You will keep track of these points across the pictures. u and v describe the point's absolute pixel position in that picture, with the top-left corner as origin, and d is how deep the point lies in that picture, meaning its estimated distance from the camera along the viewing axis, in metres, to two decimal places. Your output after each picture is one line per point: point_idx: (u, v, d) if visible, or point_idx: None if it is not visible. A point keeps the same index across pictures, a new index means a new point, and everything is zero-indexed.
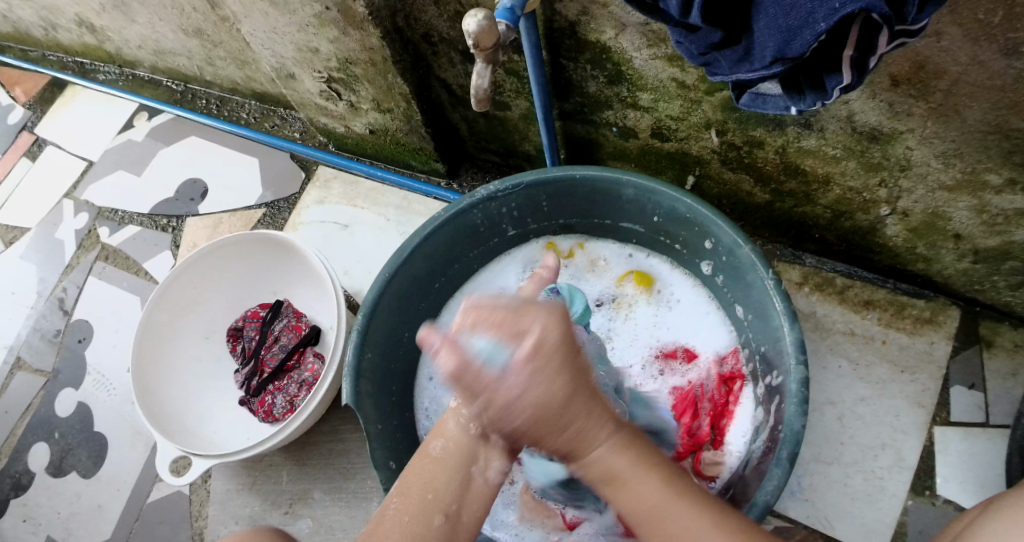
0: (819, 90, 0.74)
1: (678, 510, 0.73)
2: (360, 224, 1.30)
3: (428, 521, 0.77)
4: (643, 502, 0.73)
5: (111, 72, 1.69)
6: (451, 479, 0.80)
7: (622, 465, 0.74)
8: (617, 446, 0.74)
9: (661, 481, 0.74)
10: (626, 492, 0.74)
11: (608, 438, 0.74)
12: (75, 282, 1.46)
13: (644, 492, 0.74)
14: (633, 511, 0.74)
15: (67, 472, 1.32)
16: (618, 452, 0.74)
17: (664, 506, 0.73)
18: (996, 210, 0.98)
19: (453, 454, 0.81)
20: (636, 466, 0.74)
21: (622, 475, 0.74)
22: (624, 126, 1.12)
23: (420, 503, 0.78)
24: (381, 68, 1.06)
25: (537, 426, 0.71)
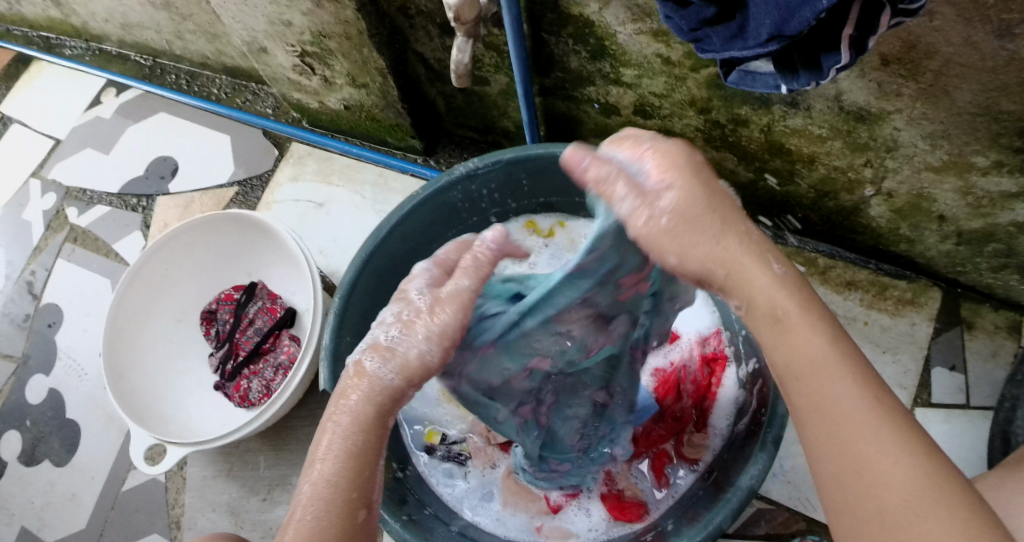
0: (814, 70, 0.71)
1: (829, 372, 0.61)
2: (335, 202, 1.27)
3: (353, 520, 0.65)
4: (818, 399, 0.61)
5: (78, 47, 1.63)
6: (366, 471, 0.66)
7: (785, 304, 0.63)
8: (778, 282, 0.64)
9: (828, 338, 0.62)
10: (785, 347, 0.63)
11: (777, 270, 0.64)
12: (43, 265, 1.42)
13: (801, 343, 0.62)
14: (788, 362, 0.63)
15: (39, 461, 1.29)
16: (782, 290, 0.64)
17: (821, 362, 0.61)
18: (981, 192, 0.96)
19: (368, 441, 0.67)
20: (806, 319, 0.63)
21: (785, 319, 0.63)
22: (606, 103, 1.10)
23: (342, 500, 0.65)
24: (356, 42, 1.02)
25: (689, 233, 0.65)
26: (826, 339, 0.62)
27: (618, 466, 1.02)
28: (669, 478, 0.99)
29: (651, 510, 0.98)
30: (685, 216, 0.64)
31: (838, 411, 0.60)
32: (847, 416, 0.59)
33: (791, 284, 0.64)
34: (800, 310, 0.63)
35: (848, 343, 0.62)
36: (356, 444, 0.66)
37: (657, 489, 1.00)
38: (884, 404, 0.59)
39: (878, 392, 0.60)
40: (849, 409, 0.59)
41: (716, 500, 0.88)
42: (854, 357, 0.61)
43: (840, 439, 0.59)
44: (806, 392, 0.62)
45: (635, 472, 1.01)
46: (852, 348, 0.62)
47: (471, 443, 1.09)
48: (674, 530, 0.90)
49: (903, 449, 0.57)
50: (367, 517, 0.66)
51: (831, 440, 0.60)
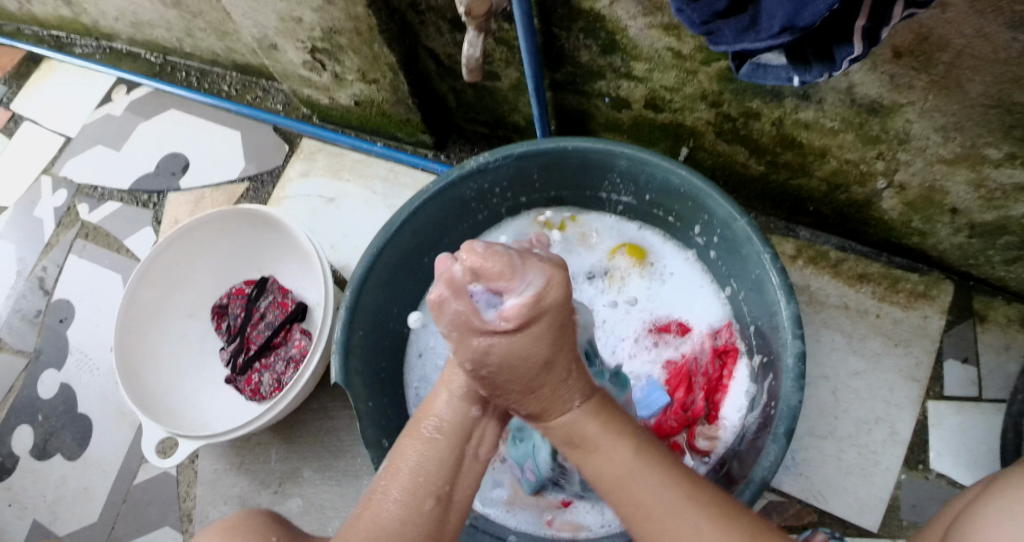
0: (827, 61, 0.71)
1: (647, 482, 0.73)
2: (347, 197, 1.27)
3: (421, 508, 0.72)
4: (618, 478, 0.74)
5: (89, 45, 1.63)
6: (445, 464, 0.75)
7: (593, 429, 0.75)
8: (589, 412, 0.76)
9: (631, 452, 0.75)
10: (594, 459, 0.75)
11: (580, 406, 0.75)
12: (54, 261, 1.43)
13: (603, 462, 0.75)
14: (599, 479, 0.76)
15: (52, 455, 1.30)
16: (590, 416, 0.76)
17: (631, 474, 0.74)
18: (994, 184, 0.96)
19: (447, 434, 0.76)
20: (605, 431, 0.75)
21: (590, 439, 0.75)
22: (617, 97, 1.10)
23: (415, 486, 0.73)
24: (366, 37, 1.02)
25: (509, 383, 0.71)
26: (631, 460, 0.74)
27: None
28: None
29: None
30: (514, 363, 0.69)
31: (641, 500, 0.73)
32: (658, 509, 0.73)
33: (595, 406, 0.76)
34: (599, 428, 0.75)
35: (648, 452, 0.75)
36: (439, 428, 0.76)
37: None
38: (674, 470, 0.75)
39: (672, 476, 0.74)
40: (664, 510, 0.72)
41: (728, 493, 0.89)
42: (653, 462, 0.74)
43: (658, 528, 0.72)
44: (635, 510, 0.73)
45: None
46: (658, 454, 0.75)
47: None
48: None
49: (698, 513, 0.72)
50: (438, 505, 0.73)
51: (650, 530, 0.73)
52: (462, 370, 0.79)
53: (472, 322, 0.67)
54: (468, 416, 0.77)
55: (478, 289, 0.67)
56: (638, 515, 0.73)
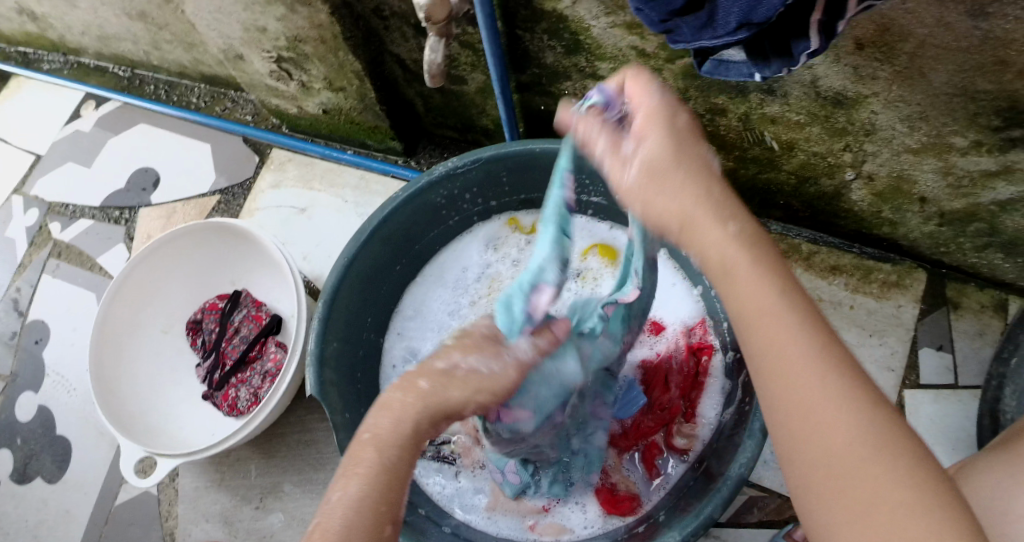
0: (785, 56, 0.72)
1: (785, 321, 0.59)
2: (318, 206, 1.26)
3: (381, 534, 0.62)
4: (752, 305, 0.60)
5: (56, 61, 1.62)
6: (397, 483, 0.65)
7: (747, 270, 0.61)
8: (738, 238, 0.62)
9: (785, 293, 0.60)
10: (734, 290, 0.62)
11: (732, 228, 0.62)
12: (28, 281, 1.41)
13: (749, 291, 0.61)
14: (738, 312, 0.62)
15: (32, 478, 1.28)
16: (736, 243, 0.61)
17: (779, 318, 0.59)
18: (962, 171, 0.97)
19: (398, 456, 0.65)
20: (760, 270, 0.61)
21: (734, 269, 0.61)
22: (583, 97, 1.10)
23: (371, 511, 0.63)
24: (331, 45, 1.02)
25: (654, 179, 0.65)
26: (782, 298, 0.60)
27: (609, 460, 1.02)
28: (659, 469, 0.99)
29: (643, 503, 0.98)
30: (652, 166, 0.65)
31: (770, 335, 0.59)
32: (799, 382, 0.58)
33: (748, 237, 0.62)
34: (754, 265, 0.61)
35: (812, 313, 0.60)
36: (388, 453, 0.65)
37: (648, 481, 0.99)
38: (833, 358, 0.58)
39: (824, 340, 0.59)
40: (807, 369, 0.58)
41: (706, 490, 0.88)
42: (808, 315, 0.59)
43: (792, 382, 0.58)
44: (762, 346, 0.60)
45: (627, 465, 1.01)
46: (821, 324, 0.60)
47: (459, 443, 1.07)
48: (666, 522, 0.90)
49: (836, 384, 0.57)
50: (396, 530, 0.64)
51: (778, 382, 0.59)
52: (413, 392, 0.67)
53: (614, 152, 0.68)
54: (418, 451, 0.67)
55: (618, 108, 0.71)
56: (762, 349, 0.60)
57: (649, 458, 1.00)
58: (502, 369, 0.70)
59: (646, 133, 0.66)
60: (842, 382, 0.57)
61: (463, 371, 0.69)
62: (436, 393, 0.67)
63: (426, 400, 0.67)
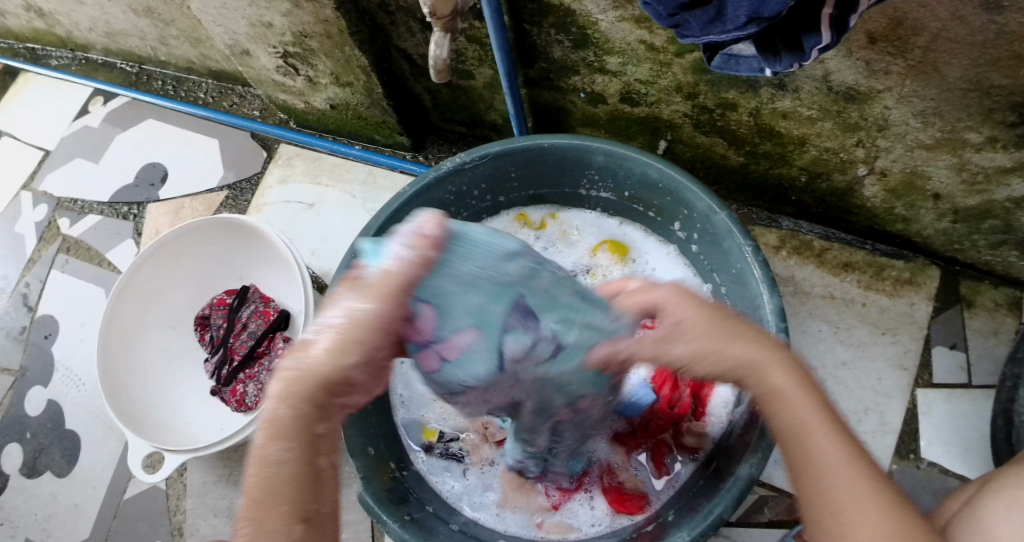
0: (796, 51, 0.70)
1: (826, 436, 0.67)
2: (326, 202, 1.26)
3: (290, 534, 0.60)
4: (801, 425, 0.67)
5: (64, 56, 1.62)
6: (297, 482, 0.60)
7: (791, 387, 0.68)
8: (790, 367, 0.69)
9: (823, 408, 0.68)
10: (786, 415, 0.68)
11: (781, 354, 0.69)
12: (37, 276, 1.41)
13: (801, 409, 0.68)
14: (796, 431, 0.67)
15: (41, 473, 1.29)
16: (789, 371, 0.69)
17: (814, 426, 0.67)
18: (976, 168, 0.95)
19: (295, 453, 0.60)
20: (801, 390, 0.68)
21: (784, 396, 0.68)
22: (592, 92, 1.09)
23: (269, 513, 0.60)
24: (337, 40, 1.01)
25: (707, 345, 0.67)
26: (822, 412, 0.68)
27: (617, 459, 1.01)
28: (668, 468, 1.00)
29: (651, 501, 0.98)
30: (695, 330, 0.68)
31: (816, 451, 0.66)
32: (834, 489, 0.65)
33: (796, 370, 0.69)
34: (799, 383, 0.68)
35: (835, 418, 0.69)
36: (277, 453, 0.60)
37: (657, 479, 1.00)
38: (876, 474, 0.66)
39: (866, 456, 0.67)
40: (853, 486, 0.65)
41: (716, 489, 0.88)
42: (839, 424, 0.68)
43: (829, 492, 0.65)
44: (805, 462, 0.67)
45: (635, 463, 1.01)
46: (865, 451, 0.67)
47: (468, 440, 1.07)
48: (676, 522, 0.89)
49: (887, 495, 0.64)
50: (309, 528, 0.61)
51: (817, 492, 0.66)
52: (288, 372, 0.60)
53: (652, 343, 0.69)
54: (310, 428, 0.61)
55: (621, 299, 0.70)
56: (811, 466, 0.67)
57: (659, 456, 1.00)
58: (358, 300, 0.58)
59: (678, 312, 0.68)
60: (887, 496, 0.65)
61: (324, 327, 0.59)
62: (300, 365, 0.59)
63: (298, 377, 0.59)
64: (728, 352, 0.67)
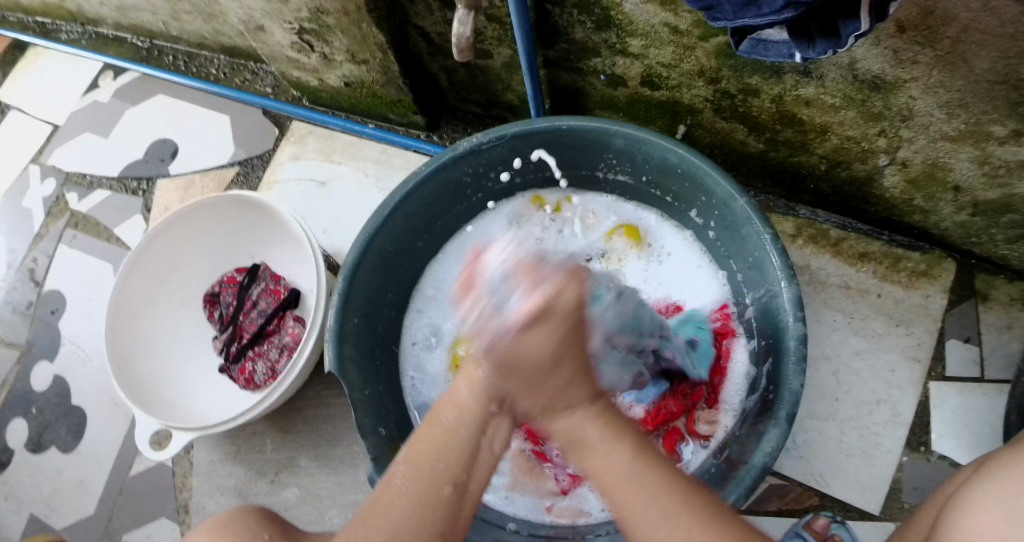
0: (832, 37, 0.68)
1: (641, 487, 0.69)
2: (338, 180, 1.25)
3: (438, 494, 0.71)
4: (609, 478, 0.70)
5: (74, 31, 1.60)
6: (453, 452, 0.73)
7: (598, 451, 0.71)
8: (592, 416, 0.71)
9: (633, 454, 0.71)
10: (593, 463, 0.71)
11: (586, 406, 0.71)
12: (44, 251, 1.41)
13: (605, 460, 0.71)
14: (593, 466, 0.71)
15: (47, 449, 1.28)
16: (593, 420, 0.71)
17: (629, 475, 0.70)
18: (999, 161, 0.94)
19: (463, 423, 0.73)
20: (608, 438, 0.71)
21: (589, 445, 0.71)
22: (612, 74, 1.07)
23: (427, 476, 0.71)
24: (355, 17, 1.00)
25: (521, 369, 0.68)
26: (631, 463, 0.70)
27: None
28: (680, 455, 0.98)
29: None
30: (515, 358, 0.68)
31: (627, 499, 0.69)
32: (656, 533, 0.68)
33: (598, 412, 0.72)
34: (604, 432, 0.71)
35: (646, 456, 0.71)
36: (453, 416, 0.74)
37: None
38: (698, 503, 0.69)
39: (655, 461, 0.71)
40: (637, 490, 0.69)
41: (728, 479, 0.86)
42: (654, 461, 0.71)
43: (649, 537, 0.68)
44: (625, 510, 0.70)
45: None
46: (665, 480, 0.70)
47: None
48: None
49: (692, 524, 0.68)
50: (454, 492, 0.72)
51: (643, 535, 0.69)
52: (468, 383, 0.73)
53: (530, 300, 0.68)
54: (485, 411, 0.73)
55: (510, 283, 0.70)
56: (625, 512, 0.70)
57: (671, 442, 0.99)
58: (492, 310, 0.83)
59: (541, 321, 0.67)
60: (670, 495, 0.69)
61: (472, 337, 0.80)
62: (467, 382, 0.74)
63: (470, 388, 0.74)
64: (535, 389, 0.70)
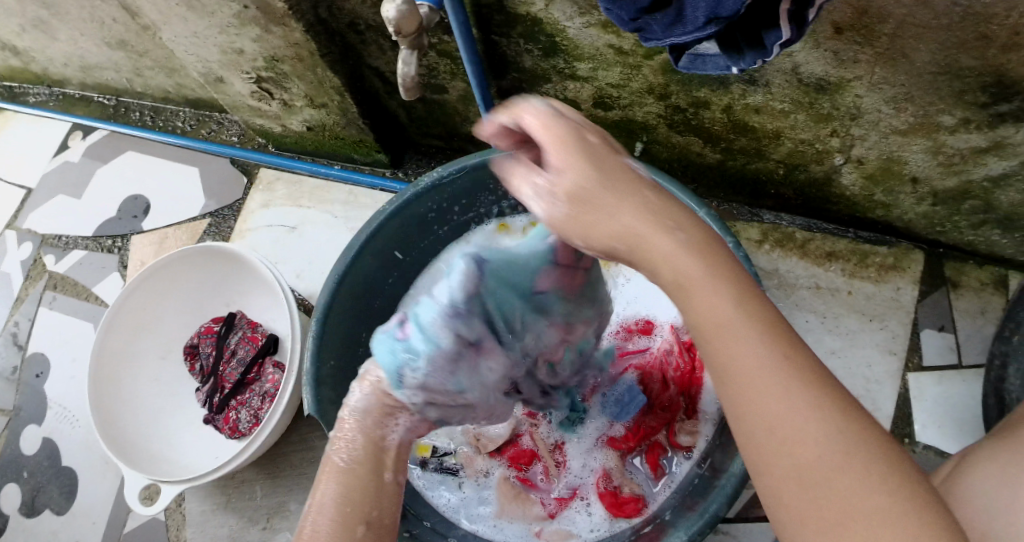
0: (758, 47, 0.71)
1: (749, 342, 0.56)
2: (308, 224, 1.26)
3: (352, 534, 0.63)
4: (714, 323, 0.57)
5: (42, 92, 1.62)
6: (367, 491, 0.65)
7: (707, 299, 0.58)
8: (689, 255, 0.59)
9: (743, 310, 0.57)
10: (692, 306, 0.59)
11: (678, 246, 0.59)
12: (26, 315, 1.41)
13: (706, 304, 0.58)
14: (696, 323, 0.59)
15: (40, 512, 1.28)
16: (692, 261, 0.58)
17: (734, 324, 0.57)
18: (952, 150, 0.96)
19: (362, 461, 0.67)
20: (712, 278, 0.58)
21: (690, 289, 0.58)
22: (565, 98, 1.10)
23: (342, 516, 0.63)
24: (309, 63, 1.02)
25: (591, 216, 0.60)
26: (739, 310, 0.57)
27: (612, 463, 1.01)
28: (665, 469, 0.99)
29: (648, 504, 0.97)
30: (584, 199, 0.59)
31: (734, 351, 0.57)
32: (771, 403, 0.55)
33: (697, 245, 0.59)
34: (707, 278, 0.58)
35: (760, 310, 0.58)
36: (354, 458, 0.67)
37: (653, 481, 0.99)
38: (821, 384, 0.56)
39: (787, 345, 0.57)
40: (759, 370, 0.56)
41: (712, 486, 0.87)
42: (764, 319, 0.57)
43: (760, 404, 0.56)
44: (727, 360, 0.57)
45: (630, 468, 1.00)
46: (789, 352, 0.57)
47: (462, 454, 1.06)
48: (672, 521, 0.90)
49: (807, 404, 0.55)
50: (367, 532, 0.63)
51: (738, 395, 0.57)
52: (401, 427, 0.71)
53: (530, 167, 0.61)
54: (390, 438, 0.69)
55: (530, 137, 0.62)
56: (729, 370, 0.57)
57: (653, 458, 0.99)
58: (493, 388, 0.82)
59: (570, 163, 0.59)
60: (793, 380, 0.55)
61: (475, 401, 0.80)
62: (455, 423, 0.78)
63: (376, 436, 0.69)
64: (603, 229, 0.59)
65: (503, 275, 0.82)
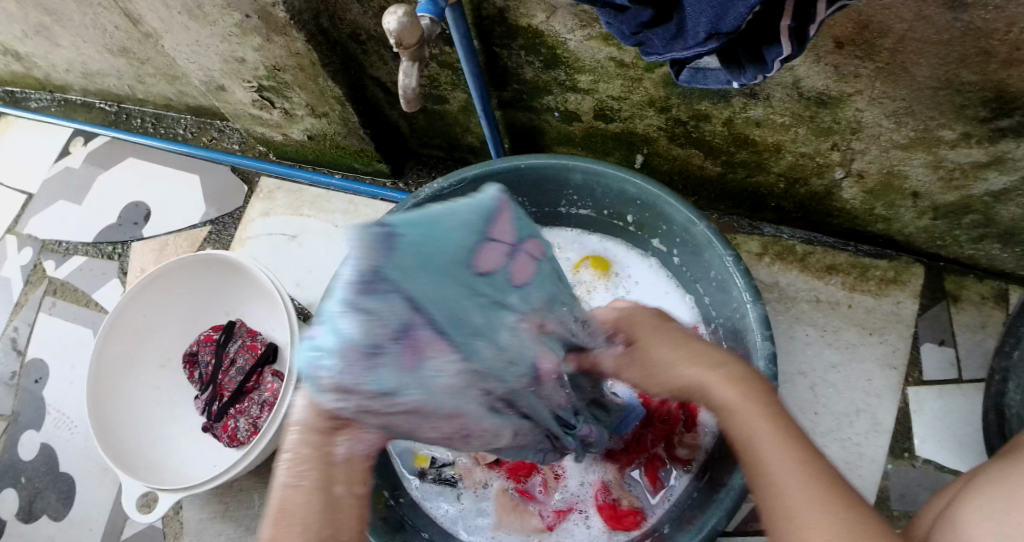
0: (759, 63, 0.71)
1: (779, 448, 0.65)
2: (309, 233, 1.26)
3: None
4: (746, 433, 0.67)
5: (43, 98, 1.62)
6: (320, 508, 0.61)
7: (741, 414, 0.68)
8: (729, 383, 0.70)
9: (774, 422, 0.67)
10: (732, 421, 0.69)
11: (724, 379, 0.70)
12: (25, 320, 1.41)
13: (745, 419, 0.68)
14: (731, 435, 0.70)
15: (37, 518, 1.27)
16: (729, 386, 0.70)
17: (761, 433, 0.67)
18: (953, 164, 0.96)
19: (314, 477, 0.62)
20: (749, 401, 0.69)
21: (729, 408, 0.69)
22: (566, 110, 1.10)
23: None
24: (310, 72, 1.02)
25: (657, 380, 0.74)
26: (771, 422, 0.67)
27: (611, 475, 1.01)
28: (663, 482, 0.99)
29: (646, 517, 0.98)
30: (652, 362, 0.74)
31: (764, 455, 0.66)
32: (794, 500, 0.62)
33: (736, 380, 0.70)
34: (747, 398, 0.69)
35: (790, 426, 0.68)
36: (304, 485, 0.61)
37: (652, 494, 0.99)
38: (839, 490, 0.63)
39: (808, 455, 0.65)
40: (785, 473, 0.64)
41: (709, 501, 0.88)
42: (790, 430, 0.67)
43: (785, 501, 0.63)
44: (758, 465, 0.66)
45: (629, 481, 1.00)
46: (812, 460, 0.65)
47: (460, 465, 1.05)
48: (671, 534, 0.91)
49: (823, 502, 0.62)
50: None
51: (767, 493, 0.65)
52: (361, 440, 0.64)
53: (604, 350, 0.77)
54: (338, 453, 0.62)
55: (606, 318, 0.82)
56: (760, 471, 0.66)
57: (652, 471, 1.00)
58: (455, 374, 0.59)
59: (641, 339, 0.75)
60: (813, 483, 0.63)
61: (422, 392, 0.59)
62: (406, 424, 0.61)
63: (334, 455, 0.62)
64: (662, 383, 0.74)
65: (435, 246, 0.58)
